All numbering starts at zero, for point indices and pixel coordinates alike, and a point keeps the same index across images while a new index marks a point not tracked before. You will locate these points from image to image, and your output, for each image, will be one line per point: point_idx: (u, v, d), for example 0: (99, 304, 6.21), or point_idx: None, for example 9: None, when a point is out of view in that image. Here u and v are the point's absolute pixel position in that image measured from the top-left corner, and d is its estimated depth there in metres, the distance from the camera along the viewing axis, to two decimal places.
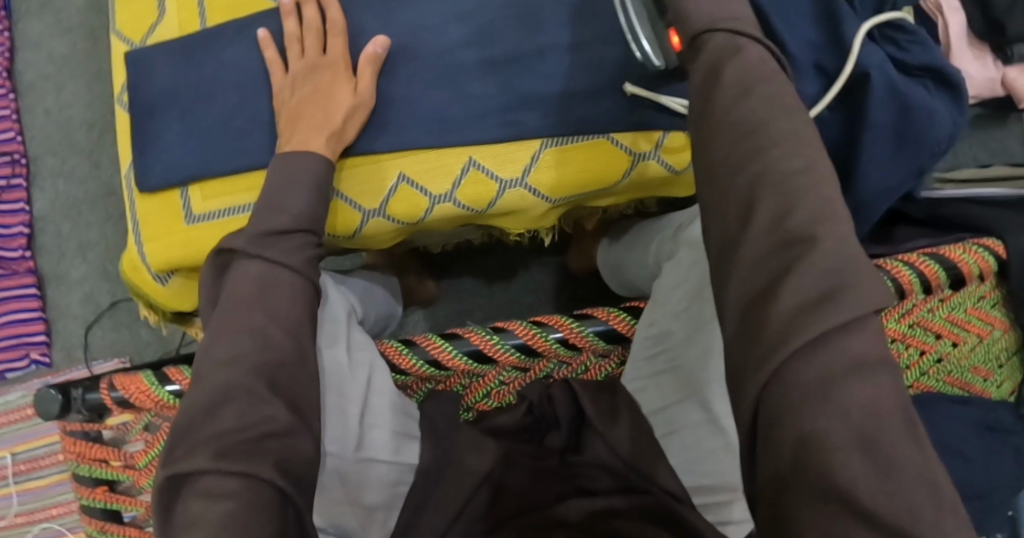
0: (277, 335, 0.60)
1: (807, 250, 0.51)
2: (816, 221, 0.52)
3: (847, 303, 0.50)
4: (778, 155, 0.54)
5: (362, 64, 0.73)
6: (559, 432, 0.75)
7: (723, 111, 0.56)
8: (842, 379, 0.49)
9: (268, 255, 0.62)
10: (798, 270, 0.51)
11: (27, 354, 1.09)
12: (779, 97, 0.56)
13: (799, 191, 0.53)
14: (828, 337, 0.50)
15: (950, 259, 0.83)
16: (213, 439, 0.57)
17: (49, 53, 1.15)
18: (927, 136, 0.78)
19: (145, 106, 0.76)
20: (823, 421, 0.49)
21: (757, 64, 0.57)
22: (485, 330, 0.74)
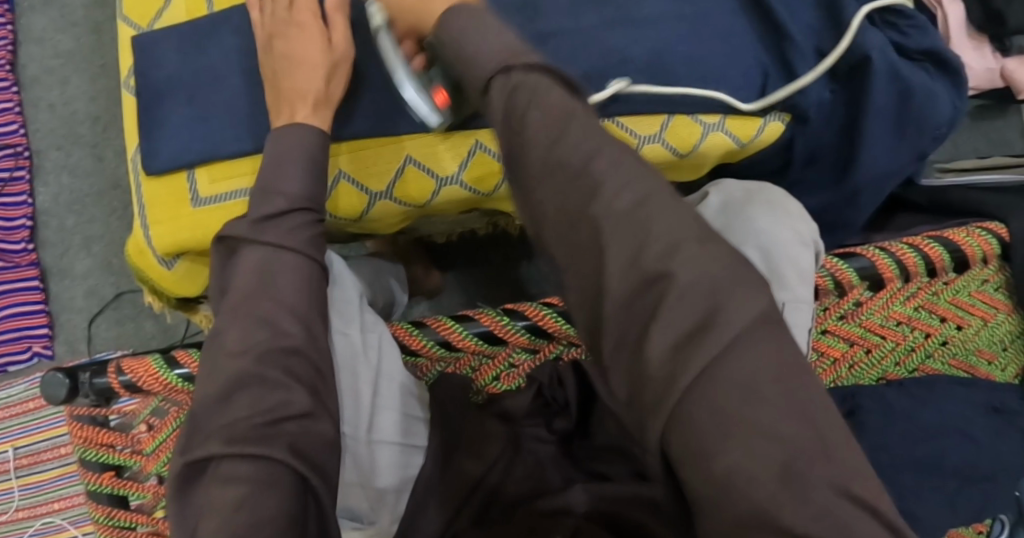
0: (286, 321, 0.60)
1: (667, 284, 0.50)
2: (671, 251, 0.51)
3: (721, 332, 0.49)
4: (615, 188, 0.54)
5: (332, 18, 0.72)
6: (566, 418, 0.75)
7: (543, 156, 0.56)
8: (735, 406, 0.48)
9: (269, 240, 0.62)
10: (669, 304, 0.50)
11: (30, 347, 1.09)
12: (595, 131, 0.56)
13: (648, 221, 0.52)
14: (711, 368, 0.48)
15: (955, 241, 0.84)
16: (226, 426, 0.56)
17: (53, 47, 1.14)
18: (927, 122, 0.79)
19: (150, 90, 0.76)
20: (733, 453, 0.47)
21: (562, 102, 0.58)
22: (495, 311, 0.74)
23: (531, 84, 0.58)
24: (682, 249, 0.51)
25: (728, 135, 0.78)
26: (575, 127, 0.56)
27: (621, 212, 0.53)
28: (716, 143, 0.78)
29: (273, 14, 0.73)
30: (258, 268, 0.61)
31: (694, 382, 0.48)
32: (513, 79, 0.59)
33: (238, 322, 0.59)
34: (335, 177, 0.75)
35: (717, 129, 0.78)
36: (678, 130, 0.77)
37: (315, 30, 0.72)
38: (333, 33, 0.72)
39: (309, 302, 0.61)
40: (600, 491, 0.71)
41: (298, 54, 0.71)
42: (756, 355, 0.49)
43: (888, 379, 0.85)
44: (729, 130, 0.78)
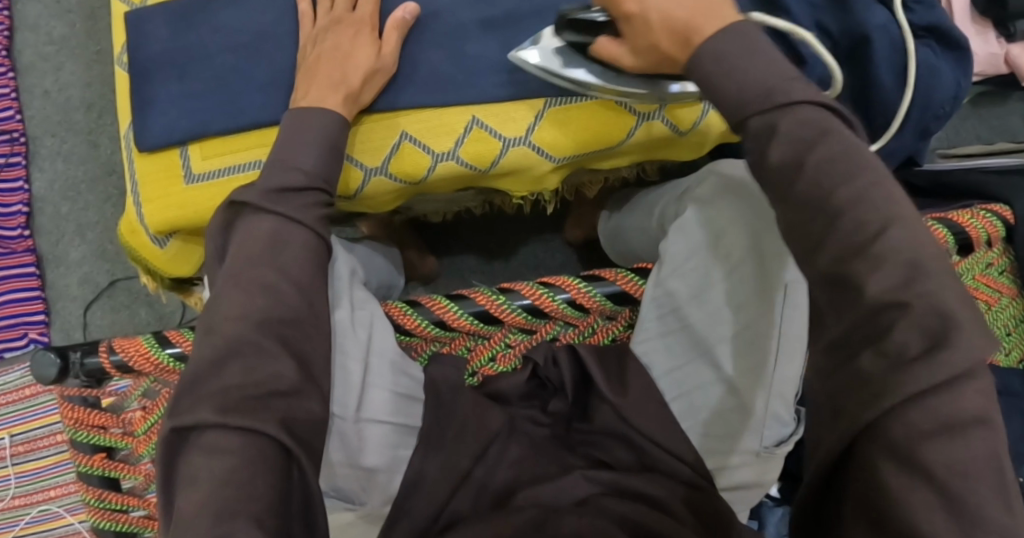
0: (288, 290, 0.59)
1: (899, 314, 0.48)
2: (908, 282, 0.48)
3: (940, 368, 0.46)
4: (858, 218, 0.50)
5: (389, 27, 0.71)
6: (562, 398, 0.74)
7: (785, 194, 0.53)
8: (922, 436, 0.46)
9: (279, 211, 0.61)
10: (897, 332, 0.48)
11: (26, 333, 1.07)
12: (844, 156, 0.52)
13: (883, 256, 0.49)
14: (919, 398, 0.46)
15: (959, 224, 0.82)
16: (217, 394, 0.55)
17: (47, 33, 1.13)
18: (934, 98, 0.78)
19: (141, 66, 0.75)
20: (907, 481, 0.46)
21: (809, 126, 0.53)
22: (491, 290, 0.73)
23: (775, 122, 0.54)
24: (916, 280, 0.48)
25: None
26: (823, 151, 0.52)
27: (859, 247, 0.50)
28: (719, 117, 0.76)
29: (330, 11, 0.72)
30: (268, 239, 0.60)
31: (898, 405, 0.47)
32: (762, 120, 0.55)
33: (232, 293, 0.58)
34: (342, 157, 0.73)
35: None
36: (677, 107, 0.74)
37: (347, 17, 0.71)
38: (384, 41, 0.71)
39: (312, 272, 0.61)
40: (596, 475, 0.69)
41: (347, 49, 0.70)
42: (979, 392, 0.46)
43: None
44: None
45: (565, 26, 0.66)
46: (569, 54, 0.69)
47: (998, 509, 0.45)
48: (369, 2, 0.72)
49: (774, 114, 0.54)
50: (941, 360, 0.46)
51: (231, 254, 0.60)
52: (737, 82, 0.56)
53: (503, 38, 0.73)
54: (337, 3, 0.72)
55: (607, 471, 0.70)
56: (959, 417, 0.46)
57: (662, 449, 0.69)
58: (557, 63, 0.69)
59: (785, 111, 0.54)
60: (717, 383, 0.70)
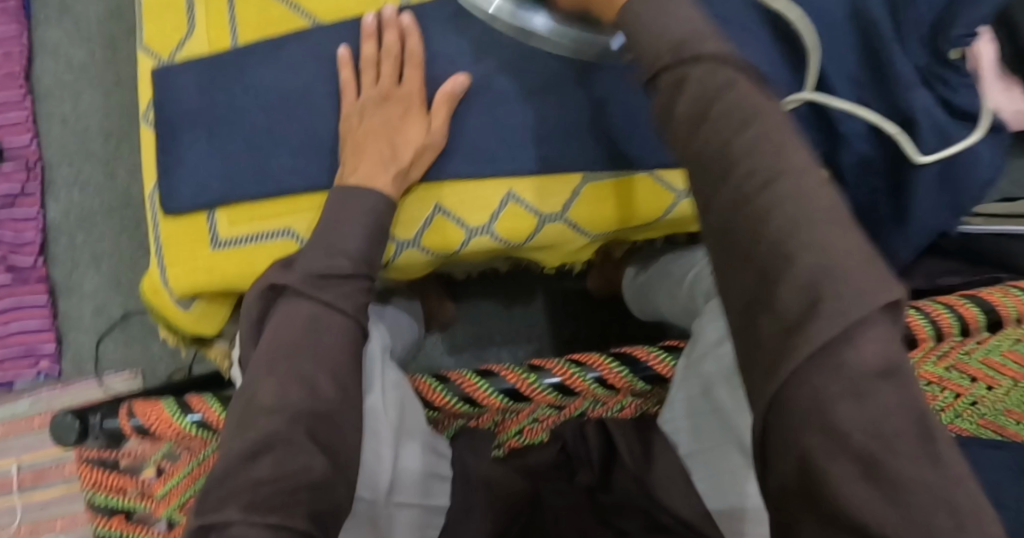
0: (324, 382, 0.58)
1: (787, 269, 0.47)
2: (792, 231, 0.47)
3: (831, 320, 0.45)
4: (754, 167, 0.49)
5: (438, 100, 0.70)
6: (591, 472, 0.73)
7: (684, 144, 0.52)
8: (836, 398, 0.45)
9: (323, 298, 0.61)
10: (781, 297, 0.47)
11: (36, 364, 1.05)
12: (748, 100, 0.51)
13: (773, 205, 0.48)
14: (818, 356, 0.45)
15: (989, 302, 0.83)
16: (247, 490, 0.53)
17: (67, 60, 1.11)
18: (969, 184, 0.77)
19: (170, 123, 0.74)
20: (828, 449, 0.45)
21: (712, 79, 0.51)
22: (521, 367, 0.72)
23: (683, 75, 0.52)
24: (802, 231, 0.47)
25: None
26: (720, 107, 0.50)
27: (746, 197, 0.49)
28: None
29: (374, 82, 0.70)
30: (305, 325, 0.59)
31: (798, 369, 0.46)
32: (672, 75, 0.52)
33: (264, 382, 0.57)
34: None
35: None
36: None
37: (395, 87, 0.71)
38: (432, 117, 0.70)
39: (350, 362, 0.60)
40: None
41: (396, 124, 0.70)
42: (880, 343, 0.45)
43: None
44: None
45: None
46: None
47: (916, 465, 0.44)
48: (415, 75, 0.71)
49: (690, 65, 0.52)
50: (826, 312, 0.45)
51: (264, 340, 0.60)
52: (653, 36, 0.54)
53: (544, 107, 0.71)
54: (383, 74, 0.71)
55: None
56: (868, 372, 0.45)
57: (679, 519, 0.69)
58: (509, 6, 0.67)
59: (690, 65, 0.52)
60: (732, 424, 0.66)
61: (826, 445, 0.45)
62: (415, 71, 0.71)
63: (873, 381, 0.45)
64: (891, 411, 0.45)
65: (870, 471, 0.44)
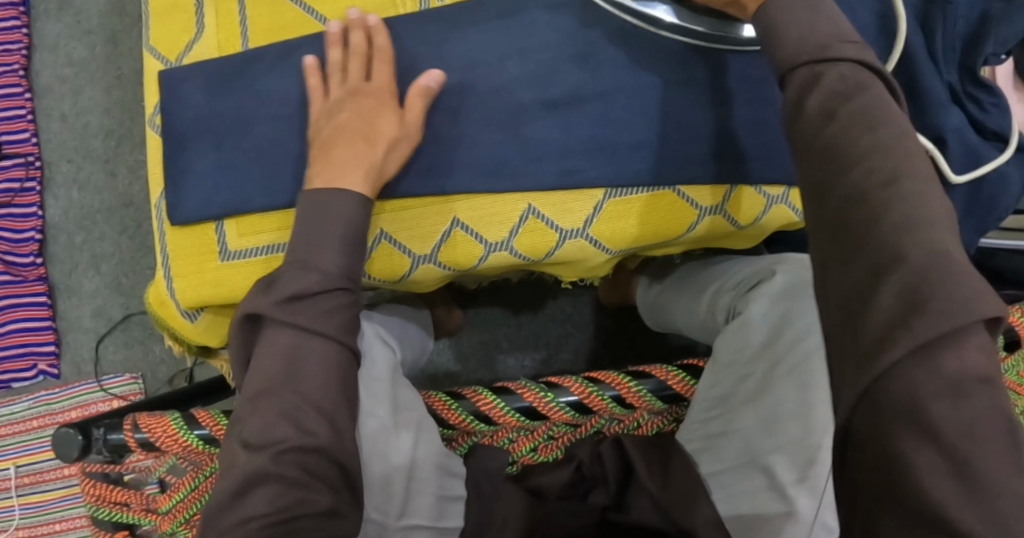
0: (311, 417, 0.57)
1: (896, 264, 0.48)
2: (913, 227, 0.48)
3: (938, 320, 0.46)
4: (872, 167, 0.50)
5: (412, 96, 0.68)
6: (605, 492, 0.71)
7: (811, 139, 0.53)
8: (931, 395, 0.46)
9: (299, 322, 0.58)
10: (883, 296, 0.47)
11: (35, 365, 1.04)
12: (880, 108, 0.53)
13: (892, 202, 0.49)
14: (924, 350, 0.46)
15: (1009, 322, 0.80)
16: (240, 526, 0.54)
17: (67, 54, 1.08)
18: (1000, 200, 0.76)
19: (175, 131, 0.72)
20: (916, 443, 0.46)
21: (843, 84, 0.54)
22: (538, 385, 0.71)
23: (822, 71, 0.55)
24: (920, 229, 0.48)
25: (791, 208, 0.74)
26: (851, 108, 0.53)
27: (868, 192, 0.50)
28: (780, 215, 0.74)
29: (342, 82, 0.68)
30: (286, 354, 0.57)
31: (899, 360, 0.46)
32: (809, 71, 0.56)
33: (259, 415, 0.56)
34: (376, 236, 0.71)
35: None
36: (740, 202, 0.72)
37: (367, 85, 0.68)
38: (408, 110, 0.68)
39: (334, 392, 0.58)
40: None
41: (368, 120, 0.66)
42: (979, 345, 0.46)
43: None
44: (792, 203, 0.73)
45: None
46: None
47: (1009, 472, 0.45)
48: (383, 70, 0.68)
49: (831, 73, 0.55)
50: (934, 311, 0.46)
51: (251, 371, 0.58)
52: (798, 37, 0.57)
53: (564, 123, 0.70)
54: (350, 74, 0.68)
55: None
56: (965, 370, 0.46)
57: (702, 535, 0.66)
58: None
59: (831, 65, 0.55)
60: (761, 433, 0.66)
61: (915, 440, 0.46)
62: (383, 65, 0.69)
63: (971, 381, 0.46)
64: (985, 413, 0.45)
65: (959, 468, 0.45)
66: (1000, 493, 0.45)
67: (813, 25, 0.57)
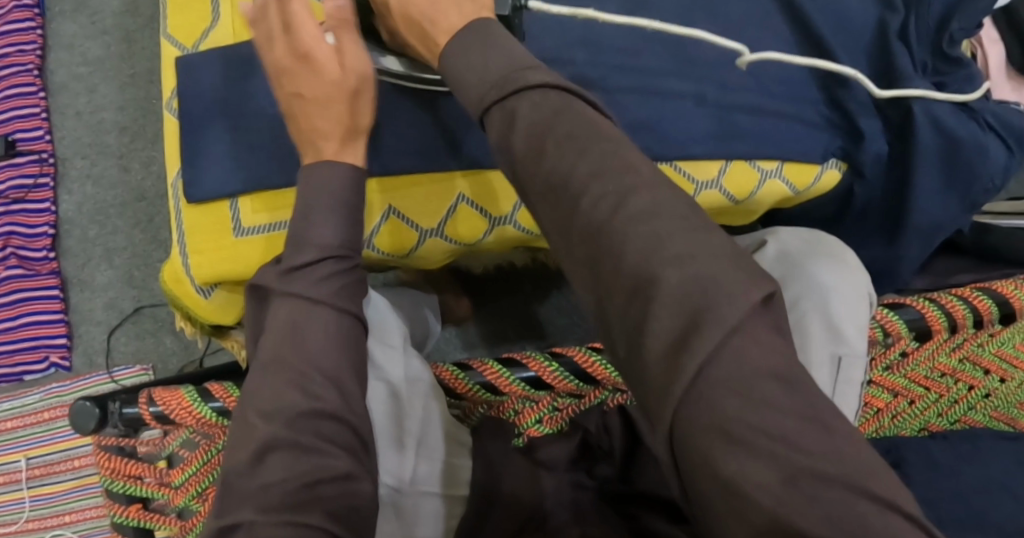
0: (319, 383, 0.57)
1: (653, 288, 0.47)
2: (655, 248, 0.48)
3: (711, 329, 0.45)
4: (602, 195, 0.50)
5: (341, 31, 0.66)
6: (609, 463, 0.73)
7: (533, 173, 0.53)
8: (724, 399, 0.45)
9: (303, 291, 0.59)
10: (652, 324, 0.47)
11: (47, 356, 1.06)
12: (592, 125, 0.53)
13: (626, 231, 0.49)
14: (703, 371, 0.45)
15: (1003, 293, 0.82)
16: (259, 493, 0.54)
17: (82, 54, 1.12)
18: (979, 171, 0.77)
19: (191, 113, 0.74)
20: (740, 458, 0.44)
21: (545, 106, 0.54)
22: (543, 355, 0.72)
23: (513, 108, 0.54)
24: (668, 242, 0.48)
25: (785, 183, 0.77)
26: (557, 134, 0.52)
27: (602, 224, 0.50)
28: (773, 190, 0.77)
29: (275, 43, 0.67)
30: (286, 327, 0.58)
31: (688, 386, 0.45)
32: (501, 110, 0.55)
33: (271, 383, 0.57)
34: (385, 210, 0.72)
35: (834, 167, 0.78)
36: (736, 177, 0.76)
37: (319, 44, 0.66)
38: (343, 53, 0.66)
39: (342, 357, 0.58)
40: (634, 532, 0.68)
41: (312, 82, 0.66)
42: (759, 341, 0.46)
43: (930, 430, 0.85)
44: (787, 178, 0.77)
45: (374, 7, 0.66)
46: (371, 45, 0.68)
47: (829, 457, 0.44)
48: (304, 12, 0.66)
49: (543, 95, 0.54)
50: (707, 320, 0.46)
51: (263, 341, 0.59)
52: (477, 77, 0.56)
53: None
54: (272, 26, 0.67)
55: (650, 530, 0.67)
56: (754, 369, 0.45)
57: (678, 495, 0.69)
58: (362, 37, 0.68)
59: (522, 97, 0.54)
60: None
61: (738, 457, 0.44)
62: (300, 8, 0.66)
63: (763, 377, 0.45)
64: (786, 415, 0.44)
65: (788, 478, 0.43)
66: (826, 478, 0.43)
67: (505, 54, 0.56)
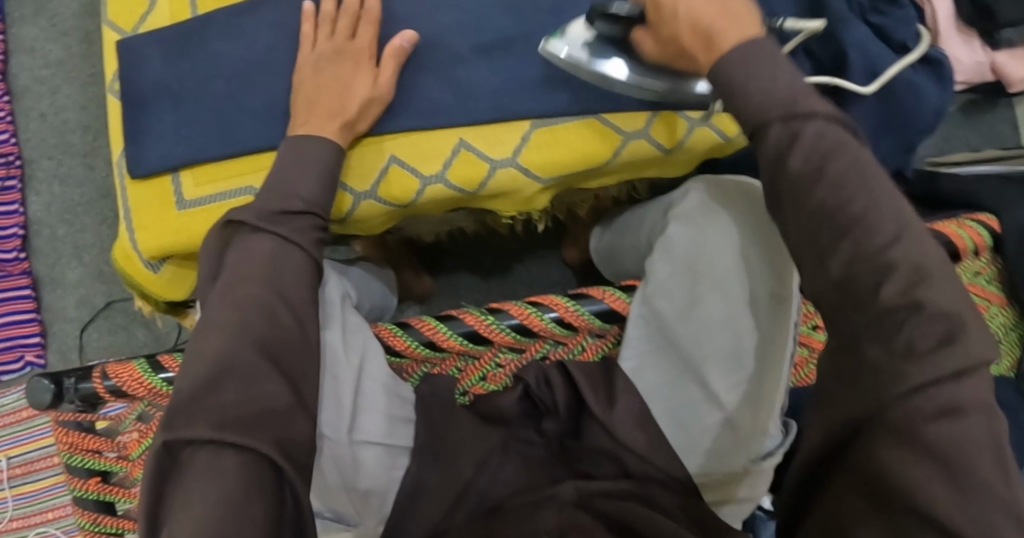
0: (284, 312, 0.60)
1: (911, 315, 0.50)
2: (914, 284, 0.51)
3: (947, 358, 0.49)
4: (868, 245, 0.52)
5: (386, 56, 0.73)
6: (555, 419, 0.74)
7: (801, 195, 0.55)
8: (925, 419, 0.48)
9: (278, 232, 0.63)
10: (906, 333, 0.50)
11: (22, 356, 1.10)
12: (858, 167, 0.55)
13: (896, 261, 0.52)
14: (925, 384, 0.49)
15: (945, 233, 0.81)
16: (214, 411, 0.56)
17: (43, 56, 1.17)
18: (913, 113, 0.79)
19: (133, 93, 0.77)
20: (914, 457, 0.48)
21: (823, 137, 0.55)
22: (479, 310, 0.73)
23: (798, 130, 0.56)
24: (922, 283, 0.51)
25: (713, 131, 0.77)
26: (835, 167, 0.54)
27: (875, 251, 0.52)
28: (703, 138, 0.77)
29: (330, 37, 0.73)
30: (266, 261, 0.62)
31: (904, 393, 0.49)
32: (782, 127, 0.57)
33: (229, 314, 0.59)
34: None
35: (703, 125, 0.77)
36: (663, 126, 0.76)
37: (365, 65, 0.72)
38: (381, 71, 0.73)
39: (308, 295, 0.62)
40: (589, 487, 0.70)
41: (345, 78, 0.71)
42: (972, 383, 0.49)
43: None
44: (714, 126, 0.77)
45: (599, 17, 0.68)
46: (594, 46, 0.70)
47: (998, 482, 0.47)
48: (367, 31, 0.73)
49: (817, 125, 0.56)
50: (950, 353, 0.49)
51: (228, 272, 0.62)
52: (758, 91, 0.58)
53: (494, 64, 0.75)
54: (338, 28, 0.73)
55: (598, 486, 0.70)
56: (951, 398, 0.48)
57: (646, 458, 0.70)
58: (585, 56, 0.70)
59: (805, 119, 0.56)
60: (699, 399, 0.69)
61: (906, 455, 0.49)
62: (368, 28, 0.73)
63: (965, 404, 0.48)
64: (971, 435, 0.48)
65: (954, 486, 0.47)
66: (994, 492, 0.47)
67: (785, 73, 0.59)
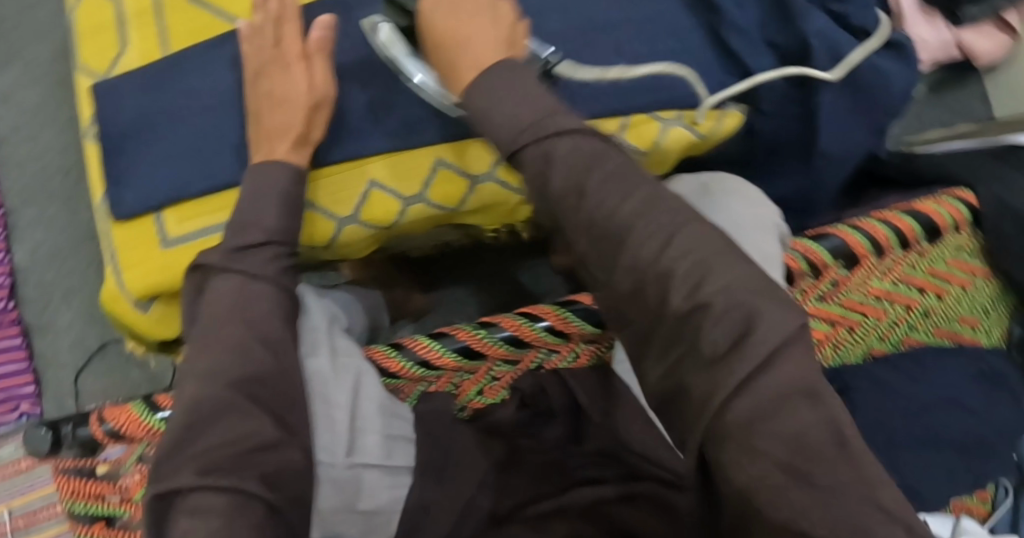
0: (257, 348, 0.60)
1: (704, 314, 0.52)
2: (699, 285, 0.53)
3: (751, 354, 0.51)
4: (749, 297, 0.53)
5: (314, 51, 0.73)
6: (557, 424, 0.75)
7: (574, 215, 0.57)
8: (753, 419, 0.50)
9: (242, 269, 0.63)
10: (707, 331, 0.52)
11: (18, 408, 1.09)
12: (624, 167, 0.58)
13: (671, 268, 0.54)
14: (747, 383, 0.50)
15: (923, 212, 0.83)
16: (200, 456, 0.55)
17: (19, 103, 1.17)
18: (880, 95, 0.80)
19: (111, 134, 0.76)
20: (760, 461, 0.50)
21: (577, 155, 0.57)
22: (471, 325, 0.73)
23: (550, 151, 0.58)
24: (708, 278, 0.53)
25: (684, 129, 0.77)
26: (597, 175, 0.57)
27: (650, 261, 0.54)
28: (676, 139, 0.77)
29: (262, 49, 0.72)
30: (237, 298, 0.61)
31: (728, 397, 0.50)
32: (537, 149, 0.58)
33: (213, 352, 0.59)
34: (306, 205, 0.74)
35: (675, 124, 0.77)
36: (638, 129, 0.76)
37: (299, 68, 0.72)
38: (315, 70, 0.72)
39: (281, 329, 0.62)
40: (595, 491, 0.71)
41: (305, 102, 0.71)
42: (794, 363, 0.51)
43: (875, 356, 0.85)
44: (684, 125, 0.77)
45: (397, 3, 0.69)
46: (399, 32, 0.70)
47: (837, 470, 0.50)
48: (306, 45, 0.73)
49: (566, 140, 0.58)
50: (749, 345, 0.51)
51: (205, 314, 0.61)
52: (507, 114, 0.60)
53: None
54: (265, 37, 0.72)
55: (603, 488, 0.71)
56: (785, 388, 0.50)
57: (640, 455, 0.71)
58: (387, 37, 0.70)
59: (553, 141, 0.58)
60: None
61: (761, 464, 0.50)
62: (291, 25, 0.73)
63: (795, 396, 0.50)
64: (806, 424, 0.50)
65: (796, 479, 0.49)
66: (837, 490, 0.49)
67: (528, 97, 0.60)
